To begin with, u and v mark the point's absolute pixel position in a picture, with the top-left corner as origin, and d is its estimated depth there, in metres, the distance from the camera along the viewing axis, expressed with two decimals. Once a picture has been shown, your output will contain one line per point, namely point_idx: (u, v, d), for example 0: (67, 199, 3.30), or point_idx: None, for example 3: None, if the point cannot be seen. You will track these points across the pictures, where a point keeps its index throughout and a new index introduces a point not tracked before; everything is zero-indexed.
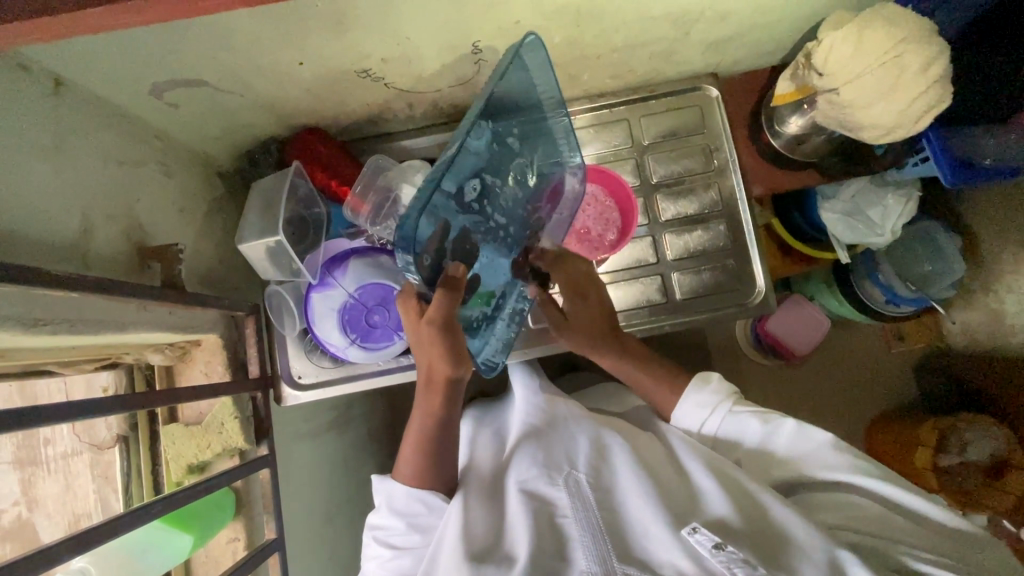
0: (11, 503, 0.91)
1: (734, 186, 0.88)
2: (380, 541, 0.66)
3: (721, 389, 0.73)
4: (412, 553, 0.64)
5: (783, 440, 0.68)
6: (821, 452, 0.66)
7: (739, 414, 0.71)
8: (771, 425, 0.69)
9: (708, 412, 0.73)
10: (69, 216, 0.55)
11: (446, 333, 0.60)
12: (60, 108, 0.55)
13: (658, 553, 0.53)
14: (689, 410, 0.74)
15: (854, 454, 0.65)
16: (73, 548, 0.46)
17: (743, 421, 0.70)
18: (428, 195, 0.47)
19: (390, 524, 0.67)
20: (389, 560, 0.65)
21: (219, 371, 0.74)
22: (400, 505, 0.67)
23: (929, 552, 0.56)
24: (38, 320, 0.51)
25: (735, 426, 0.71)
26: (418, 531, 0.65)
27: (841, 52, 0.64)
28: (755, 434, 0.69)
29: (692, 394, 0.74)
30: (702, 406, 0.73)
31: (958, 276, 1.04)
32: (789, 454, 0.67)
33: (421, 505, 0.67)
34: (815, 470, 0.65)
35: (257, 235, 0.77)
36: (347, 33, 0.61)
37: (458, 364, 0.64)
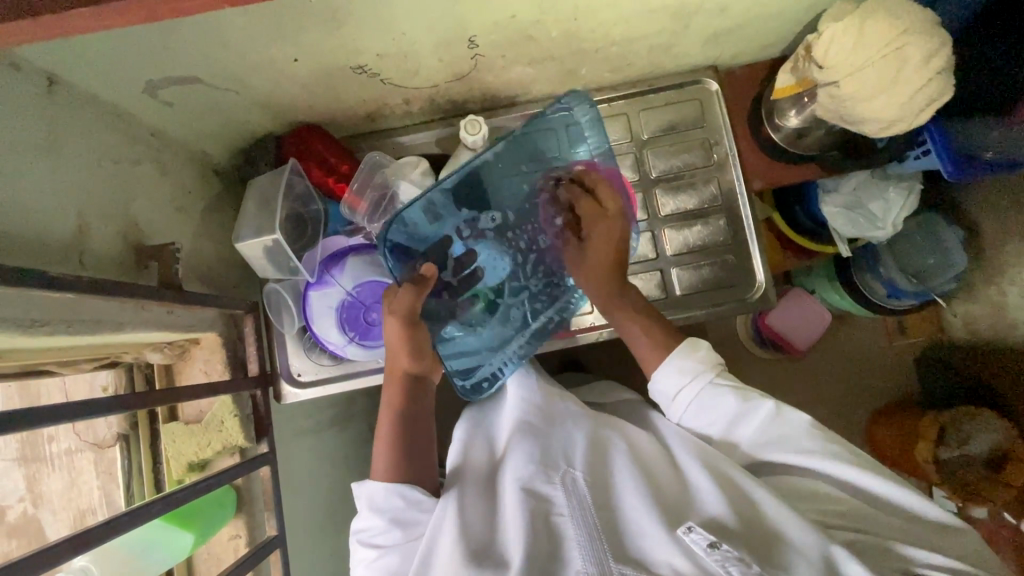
0: (17, 499, 0.91)
1: (733, 180, 0.87)
2: (365, 544, 0.66)
3: (706, 359, 0.70)
4: (397, 549, 0.64)
5: (759, 423, 0.67)
6: (797, 438, 0.65)
7: (718, 386, 0.68)
8: (750, 407, 0.67)
9: (684, 383, 0.69)
10: (64, 217, 0.54)
11: (406, 326, 0.72)
12: (53, 108, 0.54)
13: (653, 552, 0.53)
14: (668, 376, 0.70)
15: (838, 444, 0.65)
16: (72, 549, 0.46)
17: (720, 394, 0.68)
18: (407, 209, 0.73)
19: (372, 524, 0.66)
20: (376, 559, 0.65)
21: (218, 369, 0.74)
22: (379, 503, 0.67)
23: (923, 551, 0.57)
24: (33, 322, 0.51)
25: (712, 401, 0.68)
26: (400, 526, 0.65)
27: (842, 44, 0.62)
28: (730, 413, 0.67)
29: (676, 358, 0.70)
30: (684, 372, 0.69)
31: (959, 268, 1.03)
32: (763, 440, 0.66)
33: (400, 499, 0.66)
34: (787, 453, 0.64)
35: (254, 233, 0.77)
36: (341, 29, 0.60)
37: (418, 357, 0.74)
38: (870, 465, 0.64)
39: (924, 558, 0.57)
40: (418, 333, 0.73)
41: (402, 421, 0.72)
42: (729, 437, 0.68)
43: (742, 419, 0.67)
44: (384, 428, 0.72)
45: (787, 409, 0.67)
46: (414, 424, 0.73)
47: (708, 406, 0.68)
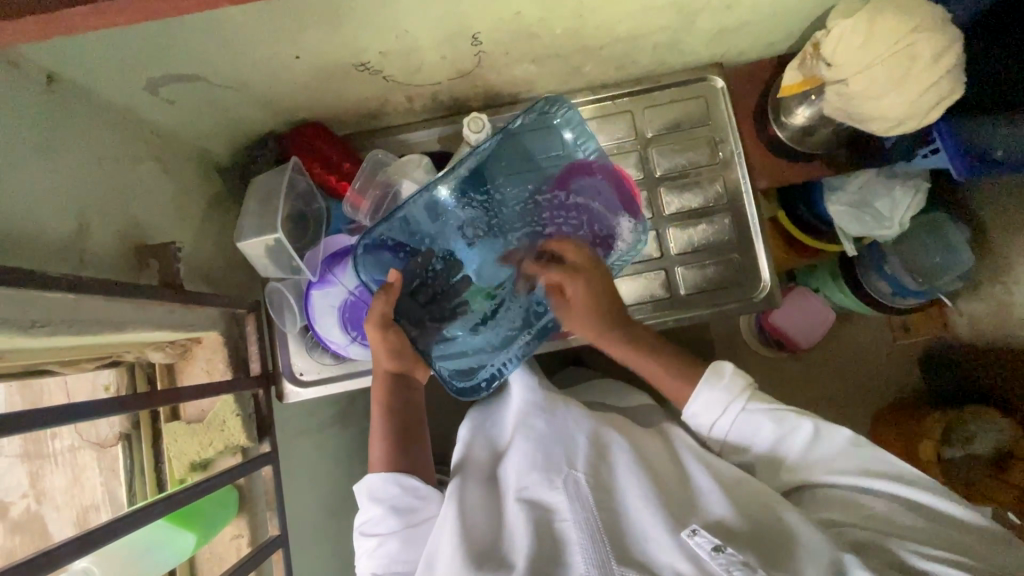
0: (20, 496, 0.91)
1: (739, 178, 0.87)
2: (365, 533, 0.67)
3: (736, 384, 0.69)
4: (397, 535, 0.66)
5: (800, 445, 0.67)
6: (837, 457, 0.65)
7: (753, 411, 0.68)
8: (789, 426, 0.67)
9: (722, 410, 0.69)
10: (65, 216, 0.54)
11: (383, 330, 0.73)
12: (53, 106, 0.54)
13: (658, 556, 0.53)
14: (703, 406, 0.70)
15: (878, 455, 0.65)
16: (73, 552, 0.45)
17: (756, 418, 0.68)
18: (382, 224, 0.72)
19: (370, 513, 0.67)
20: (377, 547, 0.66)
21: (220, 369, 0.74)
22: (376, 493, 0.68)
23: (933, 549, 0.56)
24: (34, 322, 0.51)
25: (749, 425, 0.68)
26: (398, 514, 0.67)
27: (849, 42, 0.62)
28: (770, 437, 0.67)
29: (706, 389, 0.70)
30: (716, 401, 0.69)
31: (965, 267, 1.02)
32: (805, 461, 0.66)
33: (397, 488, 0.67)
34: (828, 474, 0.65)
35: (255, 231, 0.76)
36: (344, 26, 0.60)
37: (398, 356, 0.75)
38: (901, 472, 0.63)
39: (922, 549, 0.56)
40: (393, 334, 0.73)
41: (391, 419, 0.73)
42: (773, 458, 0.68)
43: (783, 442, 0.67)
44: (377, 427, 0.73)
45: (826, 425, 0.67)
46: (405, 420, 0.74)
47: (746, 430, 0.68)
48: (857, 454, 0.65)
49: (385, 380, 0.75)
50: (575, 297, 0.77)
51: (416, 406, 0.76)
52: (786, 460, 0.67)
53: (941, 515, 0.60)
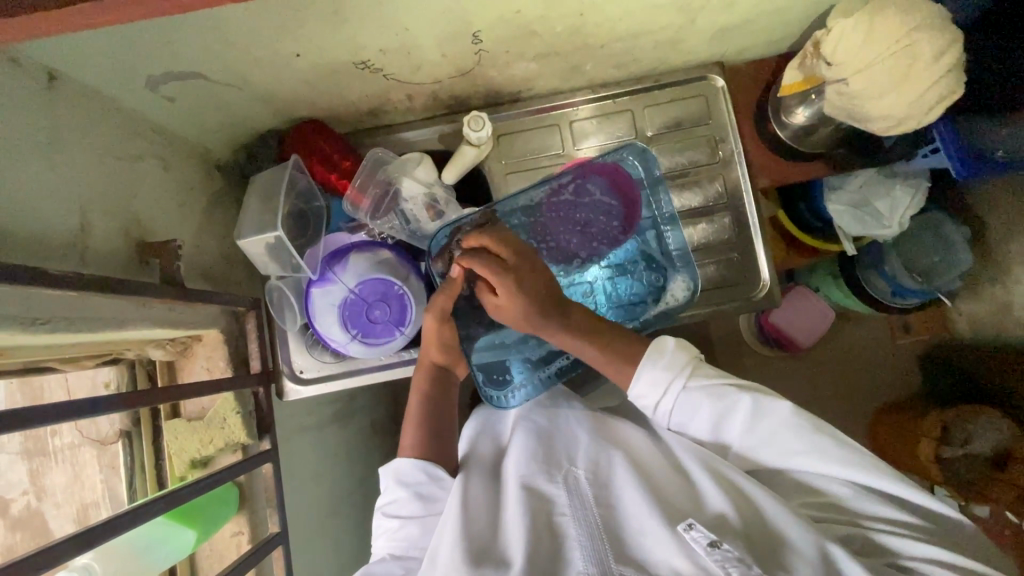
0: (20, 493, 0.91)
1: (739, 177, 0.87)
2: (387, 514, 0.67)
3: (673, 365, 0.66)
4: (419, 521, 0.66)
5: (743, 421, 0.64)
6: (780, 433, 0.62)
7: (693, 391, 0.66)
8: (727, 404, 0.64)
9: (659, 390, 0.66)
10: (66, 214, 0.54)
11: (443, 324, 0.75)
12: (54, 103, 0.54)
13: (654, 551, 0.53)
14: (642, 385, 0.67)
15: (834, 436, 0.61)
16: (73, 548, 0.46)
17: (697, 399, 0.65)
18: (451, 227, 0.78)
19: (397, 495, 0.68)
20: (398, 529, 0.66)
21: (221, 366, 0.74)
22: (405, 477, 0.68)
23: (929, 552, 0.55)
24: (35, 319, 0.51)
25: (689, 404, 0.66)
26: (422, 500, 0.67)
27: (851, 40, 0.62)
28: (712, 415, 0.65)
29: (647, 369, 0.67)
30: (655, 381, 0.66)
31: (964, 269, 1.02)
32: (751, 438, 0.63)
33: (424, 476, 0.68)
34: (777, 453, 0.62)
35: (256, 230, 0.76)
36: (345, 24, 0.60)
37: (447, 352, 0.77)
38: (863, 455, 0.60)
39: (918, 553, 0.55)
40: (449, 330, 0.76)
41: (428, 409, 0.74)
42: (722, 437, 0.66)
43: (726, 419, 0.65)
44: (412, 415, 0.74)
45: (766, 399, 0.64)
46: (440, 412, 0.75)
47: (686, 411, 0.66)
48: (806, 433, 0.61)
49: (427, 371, 0.77)
50: (501, 298, 0.70)
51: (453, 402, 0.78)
52: (732, 446, 0.65)
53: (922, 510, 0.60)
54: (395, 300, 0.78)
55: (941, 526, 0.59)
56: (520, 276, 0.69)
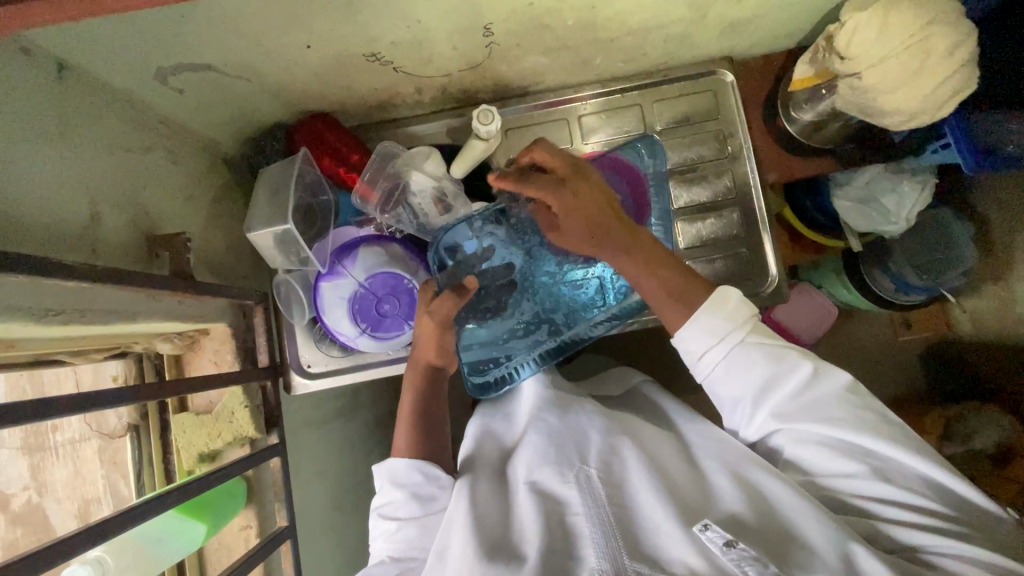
0: (21, 488, 0.91)
1: (747, 172, 0.86)
2: (383, 515, 0.67)
3: (735, 315, 0.62)
4: (416, 522, 0.66)
5: (793, 390, 0.61)
6: (831, 405, 0.60)
7: (750, 348, 0.61)
8: (786, 366, 0.61)
9: (715, 341, 0.62)
10: (76, 206, 0.54)
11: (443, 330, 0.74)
12: (65, 93, 0.53)
13: (669, 549, 0.53)
14: (693, 335, 0.63)
15: (873, 415, 0.59)
16: (87, 542, 0.45)
17: (751, 358, 0.61)
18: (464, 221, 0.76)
19: (391, 497, 0.68)
20: (395, 531, 0.66)
21: (228, 360, 0.74)
22: (400, 478, 0.68)
23: (951, 543, 0.53)
24: (48, 311, 0.51)
25: (741, 361, 0.61)
26: (420, 501, 0.67)
27: (865, 36, 0.61)
28: (765, 378, 0.61)
29: (702, 317, 0.62)
30: (713, 330, 0.62)
31: (967, 266, 1.02)
32: (795, 407, 0.61)
33: (419, 475, 0.68)
34: (820, 425, 0.59)
35: (265, 223, 0.76)
36: (357, 15, 0.59)
37: (442, 354, 0.76)
38: (899, 433, 0.58)
39: (939, 547, 0.53)
40: (450, 335, 0.75)
41: (423, 410, 0.74)
42: (758, 411, 0.62)
43: (776, 385, 0.61)
44: (407, 415, 0.74)
45: (825, 368, 0.61)
46: (435, 413, 0.75)
47: (735, 369, 0.61)
48: (848, 407, 0.60)
49: (422, 372, 0.76)
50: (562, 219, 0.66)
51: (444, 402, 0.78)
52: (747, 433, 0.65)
53: (947, 493, 0.57)
54: (405, 295, 0.79)
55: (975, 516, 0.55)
56: (570, 181, 0.65)
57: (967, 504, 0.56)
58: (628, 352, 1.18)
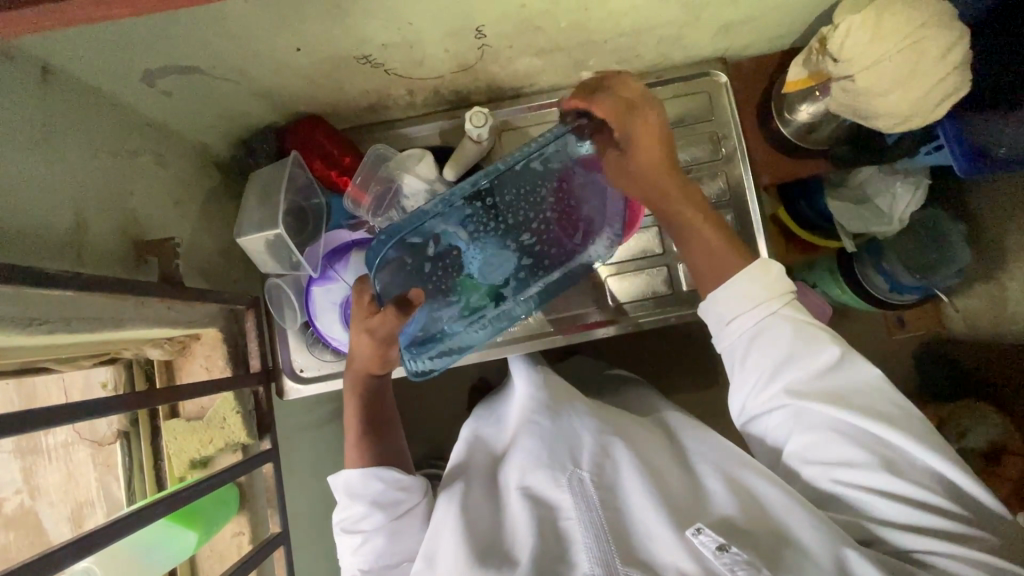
0: (14, 491, 0.90)
1: (740, 174, 0.86)
2: (346, 529, 0.66)
3: (774, 287, 0.62)
4: (382, 531, 0.65)
5: (812, 372, 0.60)
6: (849, 395, 0.59)
7: (781, 321, 0.61)
8: (812, 347, 0.60)
9: (749, 306, 0.61)
10: (62, 212, 0.53)
11: (383, 346, 0.66)
12: (50, 98, 0.52)
13: (662, 554, 0.53)
14: (726, 298, 0.63)
15: (891, 407, 0.58)
16: (75, 554, 0.45)
17: (782, 330, 0.60)
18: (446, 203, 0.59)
19: (353, 510, 0.66)
20: (362, 543, 0.65)
21: (220, 365, 0.73)
22: (358, 489, 0.66)
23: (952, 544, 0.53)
24: (32, 320, 0.50)
25: (772, 333, 0.60)
26: (382, 509, 0.65)
27: (858, 37, 0.61)
28: (787, 355, 0.60)
29: (741, 281, 0.62)
30: (746, 297, 0.62)
31: (961, 265, 1.00)
32: (809, 388, 0.59)
33: (378, 484, 0.66)
34: (833, 408, 0.58)
35: (256, 227, 0.75)
36: (347, 17, 0.59)
37: (384, 364, 0.70)
38: (914, 428, 0.57)
39: (940, 549, 0.53)
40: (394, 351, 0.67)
41: (369, 417, 0.71)
42: (767, 390, 0.61)
43: (794, 365, 0.60)
44: (353, 427, 0.70)
45: (851, 359, 0.60)
46: (385, 418, 0.72)
47: (765, 337, 0.61)
48: (864, 399, 0.58)
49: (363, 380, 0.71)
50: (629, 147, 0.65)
51: (391, 403, 0.74)
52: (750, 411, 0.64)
53: (954, 492, 0.56)
54: None
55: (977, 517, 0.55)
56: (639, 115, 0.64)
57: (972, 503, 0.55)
58: (623, 353, 1.17)
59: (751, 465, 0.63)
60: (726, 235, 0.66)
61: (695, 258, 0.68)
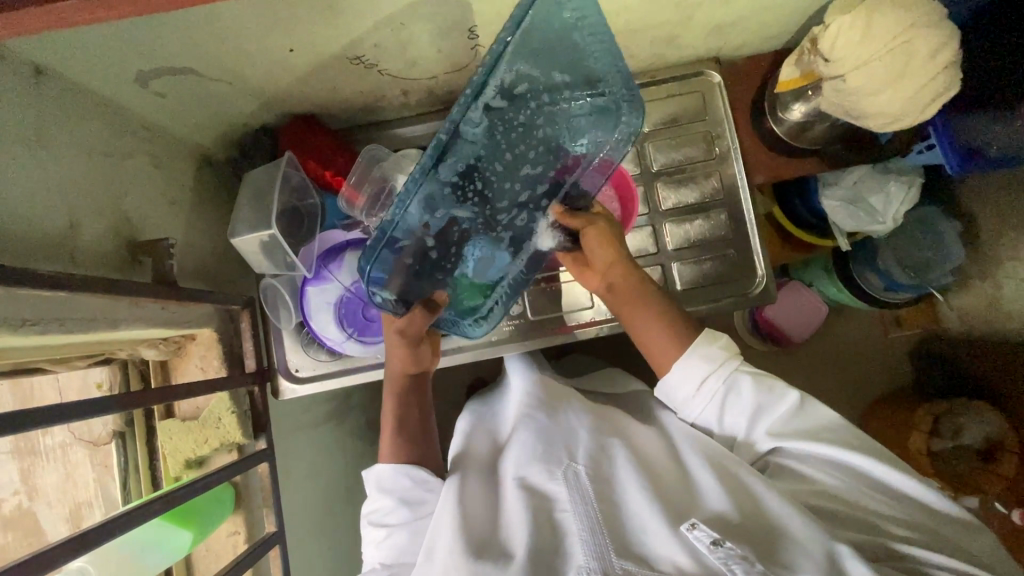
0: (12, 492, 0.90)
1: (734, 173, 0.87)
2: (374, 522, 0.68)
3: (728, 347, 0.66)
4: (406, 528, 0.66)
5: (783, 414, 0.65)
6: (822, 430, 0.64)
7: (742, 375, 0.65)
8: (777, 394, 0.65)
9: (710, 368, 0.65)
10: (54, 212, 0.53)
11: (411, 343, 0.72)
12: (42, 99, 0.52)
13: (656, 548, 0.53)
14: (689, 366, 0.65)
15: (857, 436, 0.64)
16: (68, 553, 0.45)
17: (746, 384, 0.65)
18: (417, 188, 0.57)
19: (383, 504, 0.68)
20: (386, 538, 0.66)
21: (215, 365, 0.74)
22: (388, 484, 0.68)
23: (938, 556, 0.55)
24: (26, 321, 0.50)
25: (736, 389, 0.65)
26: (408, 505, 0.67)
27: (848, 38, 0.62)
28: (757, 406, 0.65)
29: (699, 346, 0.66)
30: (708, 360, 0.65)
31: (955, 263, 1.02)
32: (786, 430, 0.65)
33: (407, 479, 0.68)
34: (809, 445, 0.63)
35: (250, 228, 0.76)
36: (340, 19, 0.59)
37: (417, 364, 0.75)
38: (882, 454, 0.63)
39: (932, 560, 0.55)
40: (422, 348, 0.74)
41: (403, 418, 0.74)
42: (750, 435, 0.66)
43: (765, 411, 0.65)
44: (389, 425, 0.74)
45: (812, 404, 0.66)
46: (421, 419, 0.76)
47: (733, 393, 0.65)
48: (834, 432, 0.64)
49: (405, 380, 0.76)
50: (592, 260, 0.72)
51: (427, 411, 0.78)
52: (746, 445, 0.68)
53: (931, 509, 0.60)
54: None
55: (959, 531, 0.59)
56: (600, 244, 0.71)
57: (936, 514, 0.59)
58: (619, 351, 1.18)
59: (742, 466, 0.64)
60: (671, 325, 0.69)
61: (642, 330, 0.70)
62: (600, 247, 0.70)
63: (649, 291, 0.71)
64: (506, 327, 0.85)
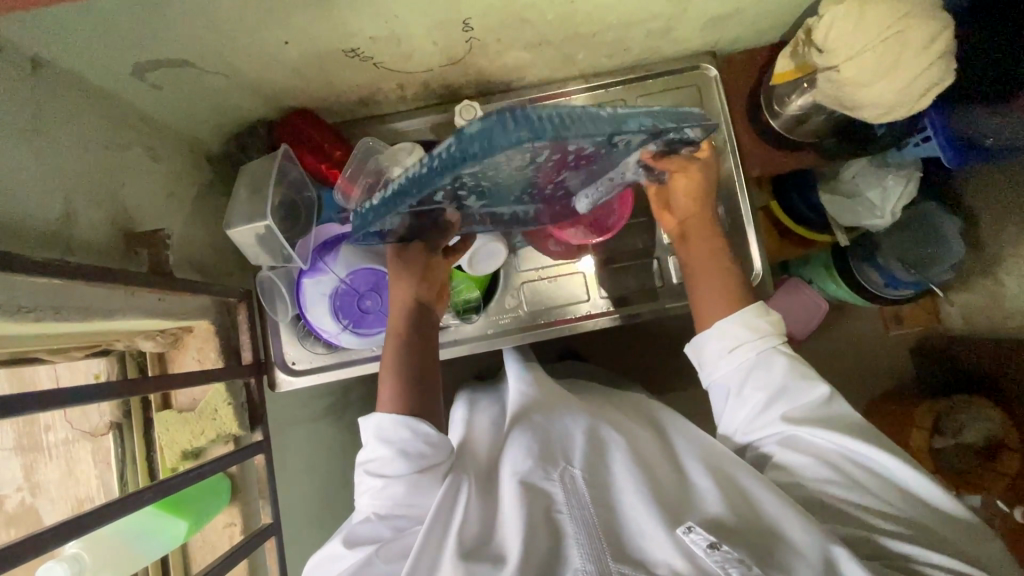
0: (15, 488, 0.91)
1: (732, 167, 0.86)
2: (371, 472, 0.64)
3: (773, 325, 0.67)
4: (404, 480, 0.63)
5: (802, 405, 0.65)
6: (833, 424, 0.64)
7: (777, 354, 0.66)
8: (804, 383, 0.65)
9: (753, 336, 0.66)
10: (50, 202, 0.53)
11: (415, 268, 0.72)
12: (39, 90, 0.53)
13: (653, 552, 0.53)
14: (731, 328, 0.67)
15: (867, 429, 0.63)
16: (62, 537, 0.45)
17: (779, 362, 0.65)
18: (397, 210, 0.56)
19: (379, 454, 0.64)
20: (383, 489, 0.64)
21: (211, 357, 0.74)
22: (387, 434, 0.65)
23: (935, 554, 0.55)
24: (21, 308, 0.50)
25: (768, 364, 0.65)
26: (405, 457, 0.63)
27: (841, 27, 0.62)
28: (783, 388, 0.64)
29: (748, 313, 0.67)
30: (754, 327, 0.66)
31: (955, 259, 1.01)
32: (801, 417, 0.64)
33: (407, 431, 0.64)
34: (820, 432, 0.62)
35: (246, 220, 0.76)
36: (334, 11, 0.59)
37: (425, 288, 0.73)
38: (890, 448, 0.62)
39: (926, 557, 0.54)
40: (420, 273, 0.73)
41: (410, 356, 0.71)
42: (755, 428, 0.66)
43: (787, 396, 0.65)
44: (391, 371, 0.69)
45: (829, 401, 0.65)
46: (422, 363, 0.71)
47: (763, 367, 0.65)
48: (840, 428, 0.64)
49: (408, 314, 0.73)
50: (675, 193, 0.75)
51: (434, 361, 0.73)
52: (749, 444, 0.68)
53: (932, 509, 0.59)
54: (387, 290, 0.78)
55: (960, 531, 0.58)
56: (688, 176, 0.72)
57: (935, 512, 0.59)
58: (618, 347, 1.18)
59: (742, 466, 0.63)
60: (729, 273, 0.72)
61: (700, 281, 0.73)
62: (685, 196, 0.74)
63: (712, 245, 0.73)
64: (503, 320, 0.86)
